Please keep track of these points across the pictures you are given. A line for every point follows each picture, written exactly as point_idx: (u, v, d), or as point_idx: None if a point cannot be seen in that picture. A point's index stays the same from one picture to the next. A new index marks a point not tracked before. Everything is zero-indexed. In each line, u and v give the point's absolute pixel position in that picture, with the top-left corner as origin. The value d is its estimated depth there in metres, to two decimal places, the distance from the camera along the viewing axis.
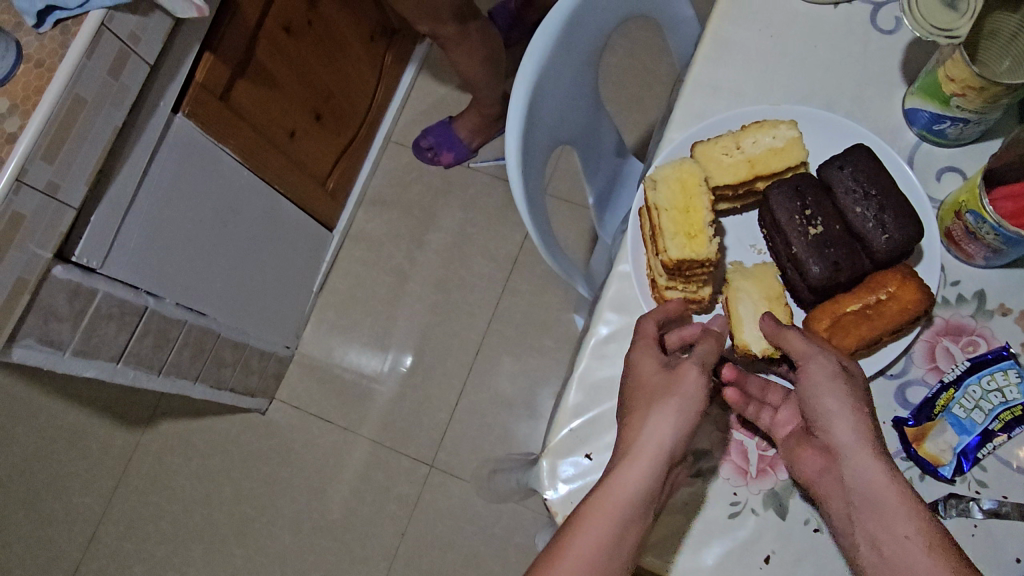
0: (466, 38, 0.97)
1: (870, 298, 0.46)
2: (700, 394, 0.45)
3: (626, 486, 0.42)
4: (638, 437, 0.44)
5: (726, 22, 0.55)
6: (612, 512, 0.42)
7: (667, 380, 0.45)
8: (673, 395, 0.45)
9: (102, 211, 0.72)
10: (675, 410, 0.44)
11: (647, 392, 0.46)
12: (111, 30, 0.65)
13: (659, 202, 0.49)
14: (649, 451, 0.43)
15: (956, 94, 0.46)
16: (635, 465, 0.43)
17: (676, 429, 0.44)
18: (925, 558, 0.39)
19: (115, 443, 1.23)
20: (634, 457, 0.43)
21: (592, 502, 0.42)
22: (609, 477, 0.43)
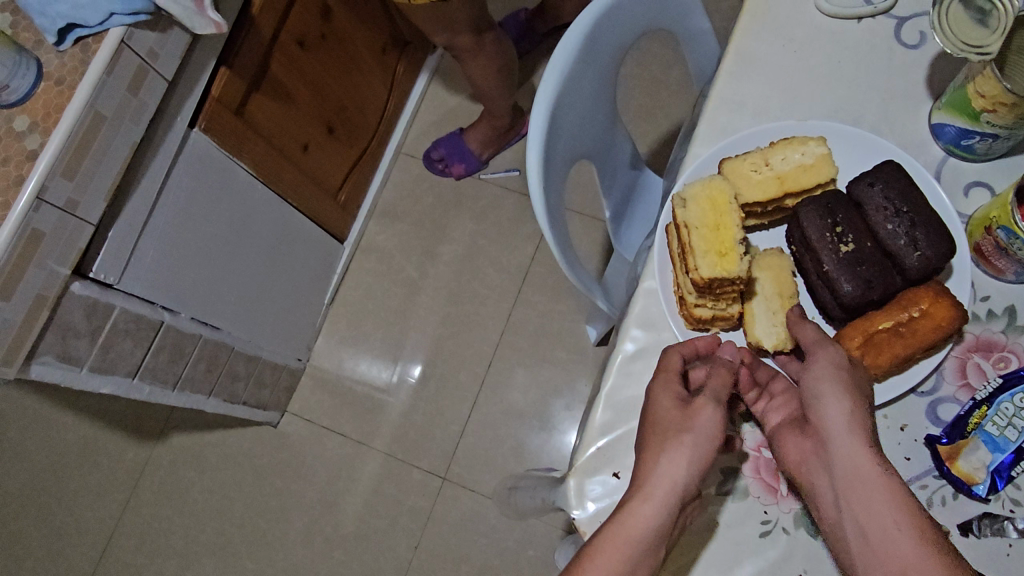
0: (480, 49, 0.97)
1: (902, 317, 0.46)
2: (716, 434, 0.45)
3: (635, 526, 0.42)
4: (651, 473, 0.44)
5: (749, 38, 0.55)
6: (621, 551, 0.42)
7: (682, 418, 0.45)
8: (688, 432, 0.44)
9: (120, 227, 0.72)
10: (689, 448, 0.44)
11: (663, 427, 0.45)
12: (130, 47, 0.65)
13: (689, 220, 0.49)
14: (662, 492, 0.43)
15: (986, 109, 0.46)
16: (646, 505, 0.43)
17: (689, 467, 0.44)
18: (914, 548, 0.39)
19: (127, 456, 1.23)
20: (645, 497, 0.43)
21: (601, 541, 0.43)
22: (620, 515, 0.43)
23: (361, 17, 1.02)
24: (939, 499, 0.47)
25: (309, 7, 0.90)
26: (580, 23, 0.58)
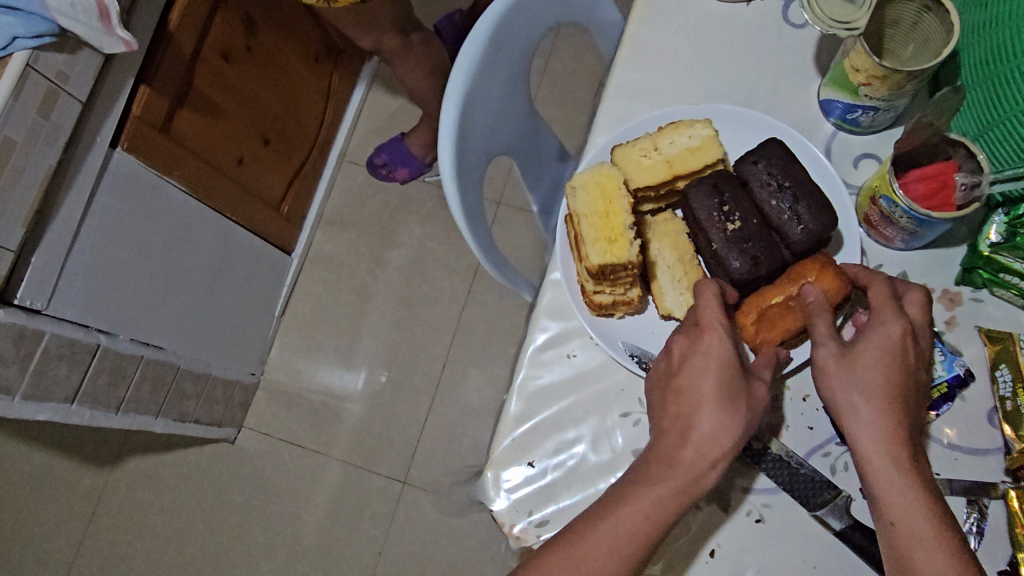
0: (410, 50, 0.96)
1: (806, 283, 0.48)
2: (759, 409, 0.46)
3: (668, 492, 0.44)
4: (691, 440, 0.44)
5: (642, 25, 0.56)
6: (647, 510, 0.43)
7: (736, 389, 0.45)
8: (738, 404, 0.45)
9: (43, 252, 0.71)
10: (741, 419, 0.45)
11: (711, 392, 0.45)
12: (38, 70, 0.64)
13: (579, 210, 0.50)
14: (696, 461, 0.44)
15: (862, 84, 0.47)
16: (677, 471, 0.44)
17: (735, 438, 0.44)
18: (898, 485, 0.43)
19: (84, 483, 1.22)
20: (676, 463, 0.44)
21: (630, 500, 0.44)
22: (652, 478, 0.44)
23: (288, 27, 1.02)
24: (841, 464, 0.49)
25: (231, 21, 0.89)
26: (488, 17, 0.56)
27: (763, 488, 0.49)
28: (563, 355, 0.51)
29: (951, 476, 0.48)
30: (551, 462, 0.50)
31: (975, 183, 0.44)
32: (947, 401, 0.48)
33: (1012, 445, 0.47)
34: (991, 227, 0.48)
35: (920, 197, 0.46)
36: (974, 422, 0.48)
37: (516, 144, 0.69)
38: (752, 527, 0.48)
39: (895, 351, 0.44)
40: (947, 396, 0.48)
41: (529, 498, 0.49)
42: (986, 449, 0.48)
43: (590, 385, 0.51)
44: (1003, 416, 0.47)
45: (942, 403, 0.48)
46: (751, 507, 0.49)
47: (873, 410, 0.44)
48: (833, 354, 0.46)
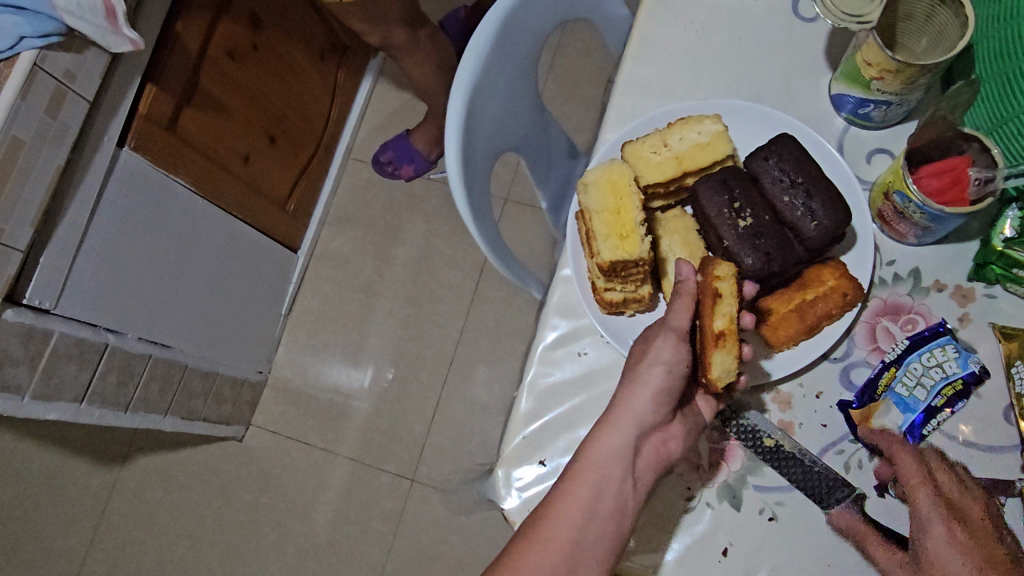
0: (416, 47, 0.95)
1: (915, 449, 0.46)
2: (671, 379, 0.46)
3: (587, 495, 0.44)
4: (602, 443, 0.46)
5: (652, 21, 0.56)
6: (573, 517, 0.44)
7: (640, 372, 0.47)
8: (641, 387, 0.46)
9: (51, 252, 0.71)
10: (647, 401, 0.46)
11: (630, 380, 0.47)
12: (45, 70, 0.64)
13: (591, 206, 0.51)
14: (603, 459, 0.45)
15: (875, 78, 0.46)
16: (591, 472, 0.45)
17: (636, 432, 0.46)
18: None
19: (93, 481, 1.23)
20: (586, 465, 0.45)
21: (556, 512, 0.44)
22: (571, 483, 0.45)
23: (294, 25, 1.02)
24: (855, 462, 0.49)
25: (237, 18, 0.89)
26: (497, 10, 0.55)
27: (774, 486, 0.49)
28: (574, 353, 0.51)
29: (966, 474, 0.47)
30: (562, 461, 0.50)
31: (989, 178, 0.44)
32: (962, 397, 0.48)
33: None
34: (1005, 221, 0.48)
35: (934, 192, 0.46)
36: (990, 419, 0.48)
37: (525, 141, 0.68)
38: (764, 525, 0.48)
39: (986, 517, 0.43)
40: (961, 393, 0.48)
41: (540, 497, 0.49)
42: (1002, 446, 0.47)
43: (601, 383, 0.51)
44: (1019, 413, 0.47)
45: (957, 400, 0.48)
46: (764, 505, 0.49)
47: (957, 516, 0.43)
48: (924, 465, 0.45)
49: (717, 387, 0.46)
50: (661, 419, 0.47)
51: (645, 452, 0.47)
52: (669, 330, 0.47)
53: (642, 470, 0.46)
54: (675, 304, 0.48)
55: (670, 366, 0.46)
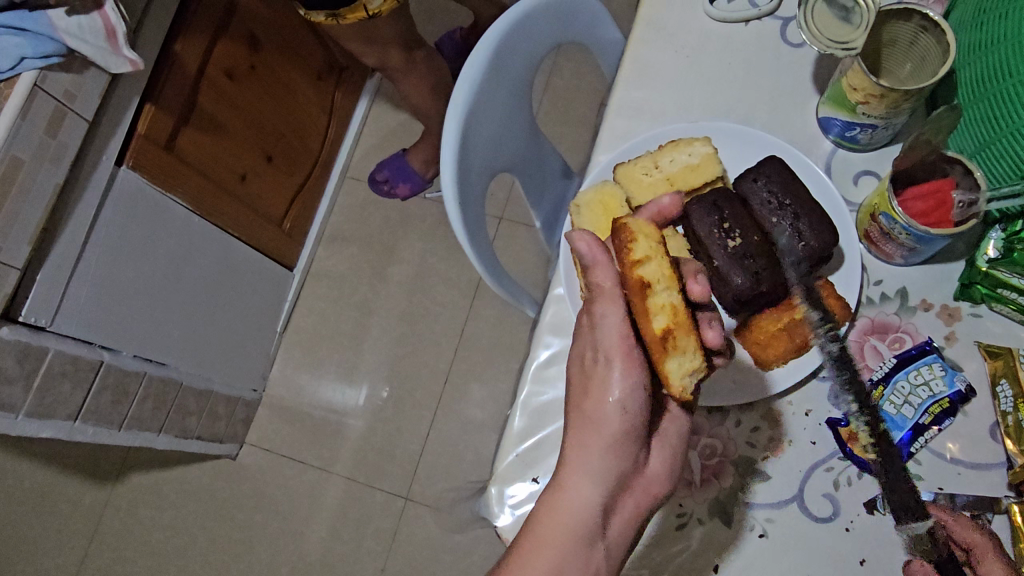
0: (413, 68, 0.96)
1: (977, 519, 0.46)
2: (626, 420, 0.44)
3: (550, 563, 0.42)
4: (563, 502, 0.44)
5: (643, 46, 0.58)
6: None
7: (593, 416, 0.44)
8: (594, 435, 0.44)
9: (48, 270, 0.71)
10: (602, 450, 0.44)
11: (582, 428, 0.45)
12: (45, 90, 0.65)
13: (583, 227, 0.52)
14: (569, 521, 0.43)
15: (860, 102, 0.48)
16: (558, 536, 0.43)
17: (599, 488, 0.44)
18: None
19: (85, 499, 1.22)
20: (549, 531, 0.43)
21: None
22: (535, 551, 0.43)
23: (291, 45, 1.03)
24: (845, 479, 0.49)
25: (236, 39, 0.90)
26: (493, 33, 0.56)
27: (767, 502, 0.49)
28: (567, 371, 0.52)
29: (953, 491, 0.48)
30: (554, 478, 0.50)
31: (972, 200, 0.46)
32: (949, 415, 0.49)
33: (1014, 460, 0.47)
34: (989, 243, 0.49)
35: (918, 214, 0.47)
36: (977, 437, 0.48)
37: (519, 161, 0.69)
38: (755, 542, 0.49)
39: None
40: (948, 411, 0.49)
41: (535, 514, 0.50)
42: (989, 463, 0.48)
43: None
44: (1005, 432, 0.48)
45: (944, 418, 0.49)
46: (755, 522, 0.49)
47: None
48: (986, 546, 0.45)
49: (684, 397, 0.46)
50: (625, 467, 0.45)
51: (613, 506, 0.45)
52: (610, 352, 0.44)
53: (610, 527, 0.45)
54: (601, 310, 0.45)
55: (622, 403, 0.44)
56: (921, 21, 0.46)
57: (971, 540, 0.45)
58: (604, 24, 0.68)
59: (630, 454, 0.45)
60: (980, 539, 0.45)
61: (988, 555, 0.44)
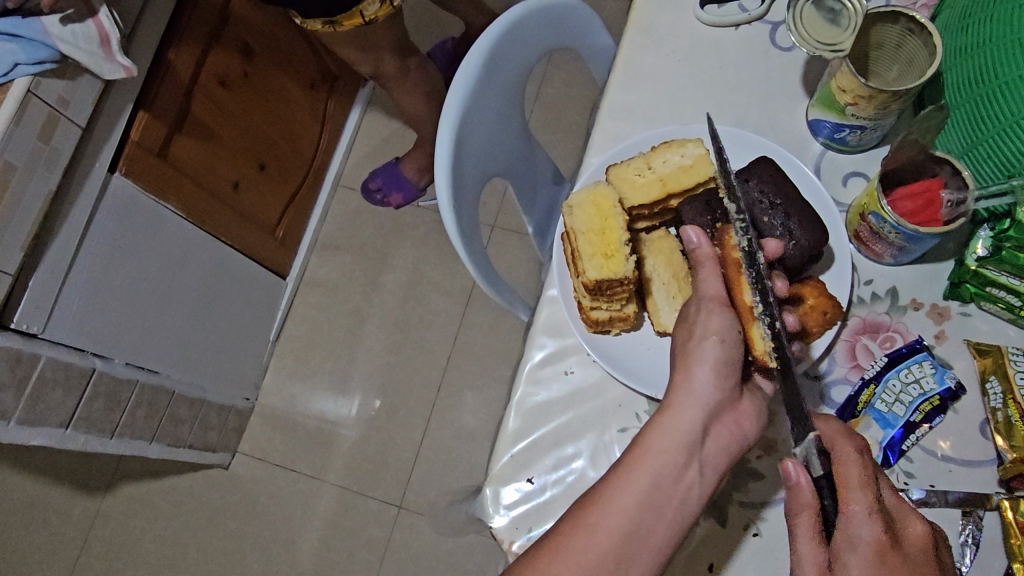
0: (405, 76, 0.96)
1: (863, 453, 0.43)
2: (727, 350, 0.45)
3: (645, 480, 0.43)
4: (664, 424, 0.44)
5: (635, 50, 0.58)
6: (628, 503, 0.42)
7: (696, 350, 0.46)
8: (698, 365, 0.45)
9: (41, 276, 0.71)
10: (707, 378, 0.45)
11: (687, 360, 0.46)
12: (38, 96, 0.65)
13: (576, 227, 0.52)
14: (665, 447, 0.44)
15: (849, 103, 0.48)
16: (650, 459, 0.43)
17: (701, 413, 0.44)
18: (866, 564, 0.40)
19: (76, 510, 1.21)
20: (647, 451, 0.43)
21: (609, 496, 0.43)
22: (628, 469, 0.43)
23: (284, 54, 1.03)
24: None
25: (229, 47, 0.91)
26: (488, 36, 0.57)
27: (762, 501, 0.50)
28: (561, 372, 0.52)
29: (945, 488, 0.48)
30: (550, 478, 0.50)
31: (960, 199, 0.46)
32: (940, 412, 0.49)
33: (1004, 455, 0.47)
34: (978, 241, 0.49)
35: (909, 214, 0.48)
36: (968, 434, 0.49)
37: (512, 165, 0.70)
38: (751, 541, 0.49)
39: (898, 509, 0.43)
40: (939, 408, 0.49)
41: (529, 516, 0.50)
42: (980, 460, 0.48)
43: (589, 401, 0.52)
44: (995, 428, 0.48)
45: (935, 416, 0.49)
46: (750, 521, 0.49)
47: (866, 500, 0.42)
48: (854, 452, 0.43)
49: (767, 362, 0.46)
50: (726, 399, 0.45)
51: (712, 433, 0.45)
52: (710, 301, 0.47)
53: (708, 453, 0.45)
54: (703, 274, 0.48)
55: (722, 337, 0.45)
56: (907, 23, 0.47)
57: (844, 471, 0.42)
58: (595, 31, 0.69)
59: (730, 385, 0.46)
60: (853, 473, 0.42)
61: (856, 490, 0.42)
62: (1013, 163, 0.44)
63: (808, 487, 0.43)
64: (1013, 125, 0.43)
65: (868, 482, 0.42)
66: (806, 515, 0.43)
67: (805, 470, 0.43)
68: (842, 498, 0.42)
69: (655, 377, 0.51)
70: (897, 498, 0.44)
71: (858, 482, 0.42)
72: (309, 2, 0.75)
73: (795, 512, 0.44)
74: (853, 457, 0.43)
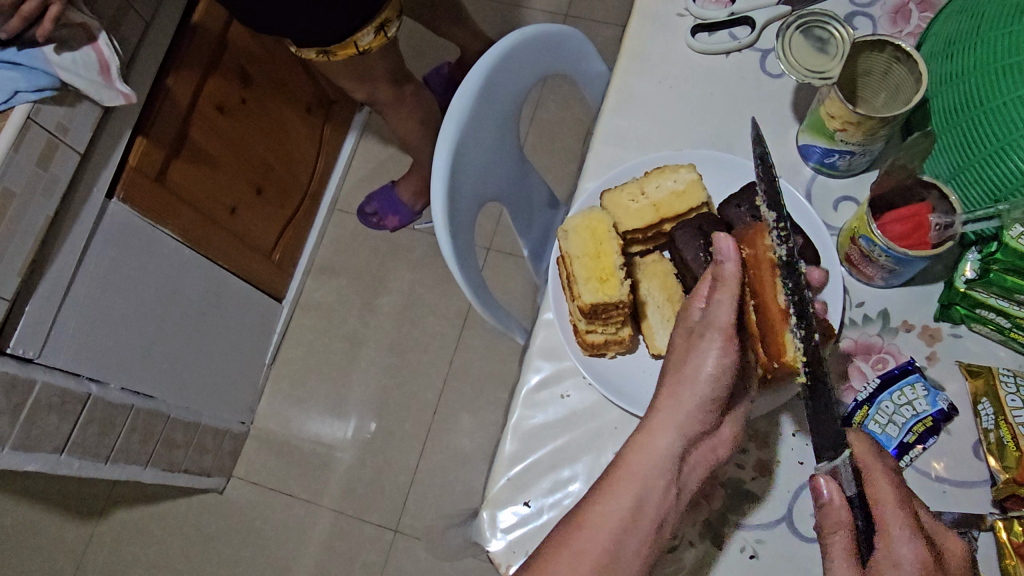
0: (402, 102, 0.97)
1: (893, 472, 0.43)
2: (716, 384, 0.45)
3: (628, 503, 0.43)
4: (646, 450, 0.44)
5: (629, 77, 0.60)
6: (610, 526, 0.43)
7: (687, 379, 0.45)
8: (687, 393, 0.45)
9: (37, 301, 0.71)
10: (694, 406, 0.45)
11: (676, 385, 0.46)
12: (39, 123, 0.65)
13: (570, 251, 0.53)
14: (644, 472, 0.44)
15: (838, 129, 0.49)
16: (631, 484, 0.43)
17: (682, 440, 0.44)
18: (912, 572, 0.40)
19: (68, 537, 1.20)
20: (628, 476, 0.44)
21: (592, 523, 0.43)
22: (608, 495, 0.44)
23: (280, 80, 1.04)
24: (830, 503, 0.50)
25: (227, 73, 0.92)
26: (482, 63, 0.58)
27: (757, 523, 0.50)
28: (557, 395, 0.53)
29: (939, 508, 0.49)
30: (546, 502, 0.50)
31: (948, 223, 0.47)
32: (932, 433, 0.49)
33: (997, 476, 0.48)
34: (966, 263, 0.50)
35: (898, 237, 0.49)
36: (962, 455, 0.49)
37: (509, 189, 0.71)
38: (746, 563, 0.49)
39: (935, 525, 0.44)
40: (932, 429, 0.49)
41: (525, 539, 0.50)
42: (973, 481, 0.49)
43: (585, 424, 0.52)
44: (988, 449, 0.48)
45: (928, 436, 0.49)
46: (745, 543, 0.50)
47: (903, 518, 0.42)
48: (887, 472, 0.43)
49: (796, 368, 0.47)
50: (710, 424, 0.45)
51: (690, 458, 0.45)
52: (712, 330, 0.45)
53: (685, 475, 0.45)
54: (716, 297, 0.47)
55: (718, 374, 0.44)
56: (893, 52, 0.49)
57: (876, 488, 0.43)
58: (589, 59, 0.70)
59: (715, 416, 0.45)
60: (884, 489, 0.43)
61: (893, 506, 0.42)
62: (999, 189, 0.45)
63: (842, 504, 0.43)
64: (999, 151, 0.44)
65: (903, 498, 0.42)
66: (840, 532, 0.43)
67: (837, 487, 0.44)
68: (877, 513, 0.42)
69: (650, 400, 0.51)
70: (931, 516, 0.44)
71: (892, 498, 0.42)
72: (306, 32, 0.76)
73: (828, 531, 0.44)
74: (886, 475, 0.43)
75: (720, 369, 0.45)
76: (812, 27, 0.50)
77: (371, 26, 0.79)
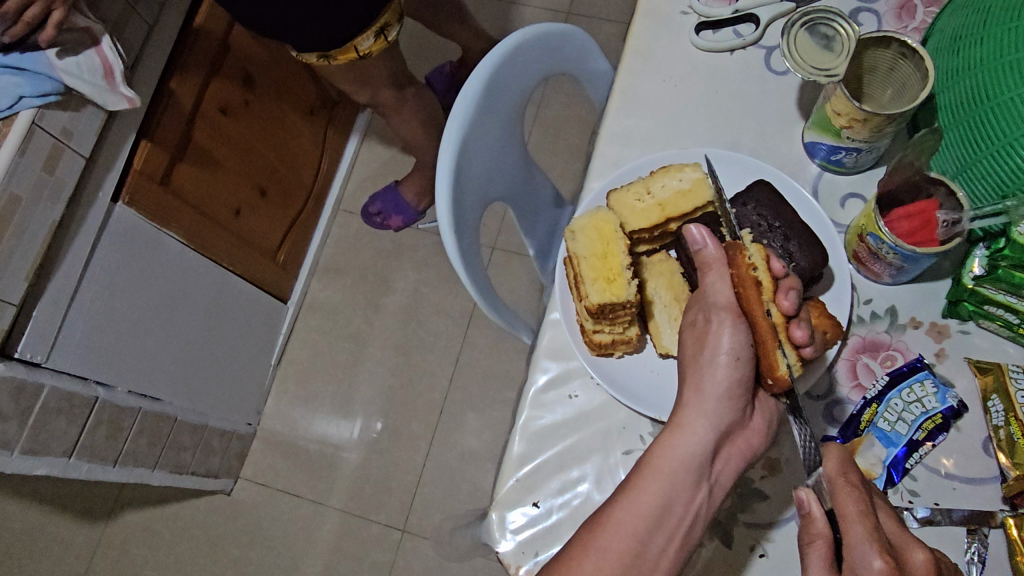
0: (404, 104, 0.97)
1: (859, 483, 0.43)
2: (735, 369, 0.45)
3: (657, 500, 0.44)
4: (671, 446, 0.45)
5: (633, 76, 0.60)
6: (637, 524, 0.43)
7: (707, 368, 0.46)
8: (707, 382, 0.46)
9: (44, 306, 0.71)
10: (717, 398, 0.45)
11: (697, 378, 0.46)
12: (43, 127, 0.65)
13: (578, 251, 0.53)
14: (672, 468, 0.44)
15: (844, 127, 0.49)
16: (659, 480, 0.44)
17: (712, 430, 0.45)
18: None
19: (77, 539, 1.20)
20: (655, 472, 0.44)
21: (614, 520, 0.44)
22: (632, 495, 0.44)
23: (284, 82, 1.05)
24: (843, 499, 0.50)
25: (230, 75, 0.92)
26: (486, 63, 0.58)
27: (767, 523, 0.50)
28: (565, 396, 0.53)
29: (950, 506, 0.49)
30: (556, 502, 0.50)
31: (955, 219, 0.47)
32: (942, 431, 0.49)
33: (1007, 473, 0.48)
34: (974, 260, 0.50)
35: (905, 233, 0.49)
36: (971, 452, 0.49)
37: (514, 189, 0.71)
38: (757, 563, 0.49)
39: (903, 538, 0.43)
40: (941, 426, 0.49)
41: (535, 540, 0.50)
42: (984, 478, 0.49)
43: (594, 424, 0.52)
44: (998, 446, 0.48)
45: (937, 434, 0.49)
46: (755, 543, 0.50)
47: (864, 531, 0.42)
48: (848, 486, 0.43)
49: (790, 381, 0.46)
50: (736, 419, 0.46)
51: (723, 455, 0.46)
52: (723, 310, 0.47)
53: (717, 475, 0.45)
54: (710, 279, 0.49)
55: (736, 356, 0.45)
56: (900, 48, 0.48)
57: (840, 503, 0.43)
58: (592, 58, 0.70)
59: (742, 404, 0.46)
60: (848, 501, 0.43)
61: (854, 519, 0.42)
62: (1006, 184, 0.45)
63: (821, 517, 0.43)
64: (1007, 146, 0.44)
65: (864, 510, 0.42)
66: (817, 544, 0.43)
67: (818, 500, 0.44)
68: (842, 527, 0.42)
69: (659, 400, 0.51)
70: (901, 529, 0.44)
71: (854, 511, 0.42)
72: (308, 36, 0.75)
73: (806, 541, 0.44)
74: (848, 487, 0.43)
75: (732, 350, 0.45)
76: (817, 25, 0.50)
77: (371, 30, 0.79)
